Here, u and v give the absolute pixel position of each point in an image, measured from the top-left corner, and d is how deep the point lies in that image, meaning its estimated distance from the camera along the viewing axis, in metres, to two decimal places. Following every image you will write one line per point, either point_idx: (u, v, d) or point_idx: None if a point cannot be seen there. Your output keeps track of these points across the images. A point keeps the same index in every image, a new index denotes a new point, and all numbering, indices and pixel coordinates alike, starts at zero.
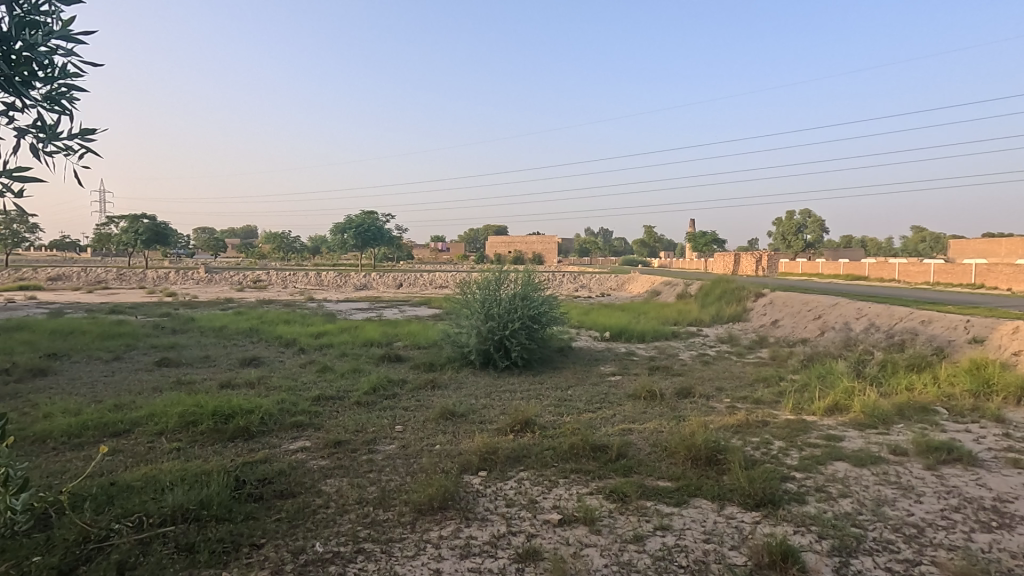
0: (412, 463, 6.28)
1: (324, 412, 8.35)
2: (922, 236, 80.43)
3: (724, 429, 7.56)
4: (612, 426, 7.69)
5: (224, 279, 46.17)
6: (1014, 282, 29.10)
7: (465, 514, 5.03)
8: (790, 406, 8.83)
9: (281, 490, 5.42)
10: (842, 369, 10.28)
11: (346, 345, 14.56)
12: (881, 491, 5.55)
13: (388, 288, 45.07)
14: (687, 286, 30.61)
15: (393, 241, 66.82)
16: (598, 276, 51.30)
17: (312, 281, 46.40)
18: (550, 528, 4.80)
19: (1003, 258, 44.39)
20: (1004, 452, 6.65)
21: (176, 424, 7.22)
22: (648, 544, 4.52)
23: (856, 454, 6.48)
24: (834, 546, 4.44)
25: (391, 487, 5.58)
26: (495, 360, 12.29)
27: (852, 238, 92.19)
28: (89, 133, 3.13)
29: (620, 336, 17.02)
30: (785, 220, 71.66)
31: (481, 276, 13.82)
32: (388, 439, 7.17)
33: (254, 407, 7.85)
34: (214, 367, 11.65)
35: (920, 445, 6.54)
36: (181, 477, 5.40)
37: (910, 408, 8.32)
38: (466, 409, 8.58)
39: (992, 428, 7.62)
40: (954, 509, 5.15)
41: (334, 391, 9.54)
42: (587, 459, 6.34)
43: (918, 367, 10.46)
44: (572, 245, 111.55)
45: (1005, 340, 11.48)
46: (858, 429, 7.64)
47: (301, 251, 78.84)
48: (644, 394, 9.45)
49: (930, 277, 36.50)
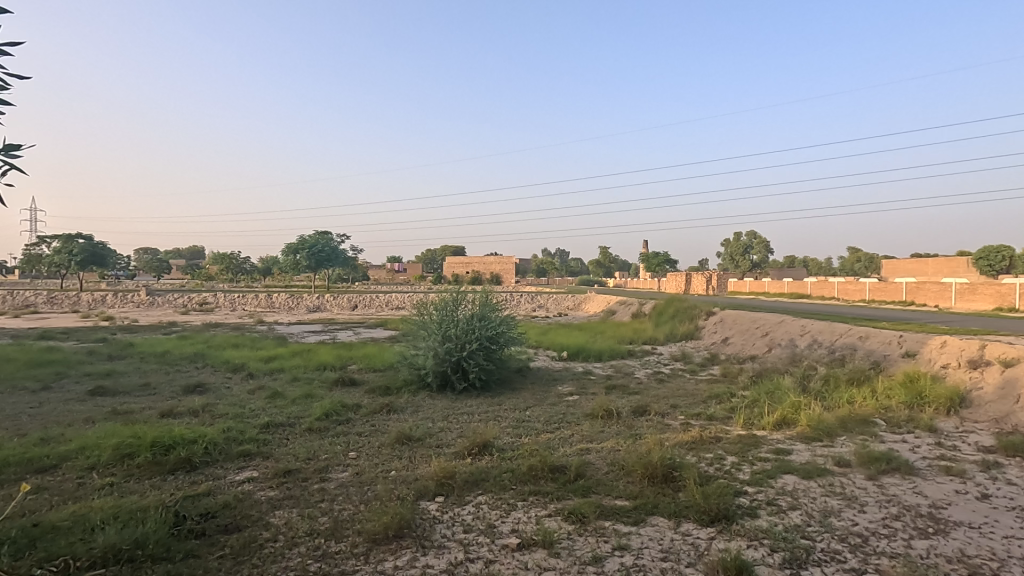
0: (366, 491, 6.08)
1: (273, 440, 8.00)
2: (858, 255, 85.42)
3: (679, 446, 7.69)
4: (570, 447, 7.71)
5: (167, 301, 44.03)
6: (941, 299, 31.19)
7: (421, 542, 4.89)
8: (741, 422, 9.07)
9: (226, 524, 5.14)
10: (788, 385, 10.62)
11: (297, 369, 14.03)
12: (827, 502, 5.74)
13: (343, 310, 44.22)
14: (641, 306, 31.37)
15: (346, 257, 63.94)
16: (557, 295, 51.72)
17: (263, 302, 44.91)
18: (509, 553, 4.72)
19: (930, 277, 47.63)
20: (938, 461, 7.01)
21: (110, 457, 6.77)
22: (607, 565, 4.50)
23: (803, 467, 6.70)
24: (785, 559, 4.54)
25: (344, 517, 5.37)
26: (452, 383, 12.15)
27: (794, 260, 97.49)
28: (12, 151, 2.97)
29: (577, 355, 17.19)
30: (733, 242, 75.05)
31: (437, 297, 13.71)
32: (341, 466, 6.93)
33: (197, 437, 7.46)
34: (154, 396, 10.99)
35: (861, 456, 6.84)
36: (114, 514, 5.05)
37: (851, 421, 8.68)
38: (422, 433, 8.41)
39: (926, 437, 8.04)
40: (894, 517, 5.38)
41: (283, 418, 9.15)
42: (545, 481, 6.31)
43: (858, 381, 10.98)
44: (530, 265, 112.47)
45: (934, 354, 12.17)
46: (805, 442, 7.93)
47: (250, 272, 76.77)
48: (601, 413, 9.53)
49: (866, 295, 38.69)
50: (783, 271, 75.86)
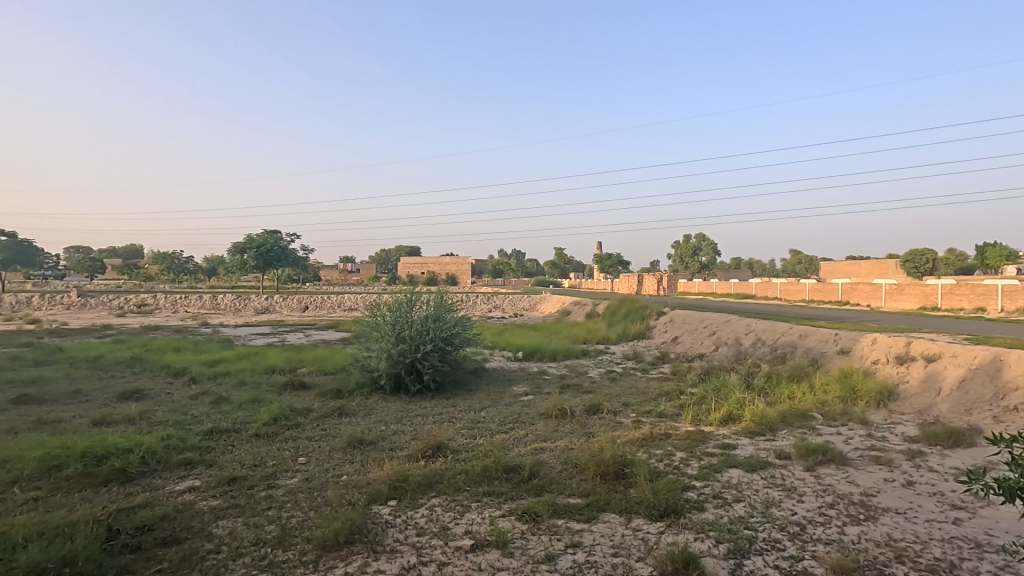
0: (316, 497, 5.92)
1: (217, 447, 7.68)
2: (798, 257, 89.70)
3: (630, 443, 7.86)
4: (524, 446, 7.75)
5: (100, 303, 41.55)
6: (872, 299, 33.14)
7: (373, 547, 4.80)
8: (689, 418, 9.37)
9: (164, 537, 4.90)
10: (734, 382, 11.04)
11: (244, 373, 13.52)
12: (769, 493, 6.00)
13: (293, 311, 42.94)
14: (595, 306, 31.90)
15: (297, 257, 62.16)
16: (513, 296, 51.96)
17: (207, 304, 43.07)
18: (463, 555, 4.70)
19: (863, 278, 50.54)
20: (869, 451, 7.45)
21: (35, 470, 6.33)
22: (560, 563, 4.55)
23: (747, 460, 6.98)
24: (729, 550, 4.72)
25: (292, 525, 5.21)
26: (406, 385, 12.00)
27: (740, 261, 101.42)
28: None
29: (532, 355, 17.31)
30: (682, 244, 77.45)
31: (391, 298, 13.51)
32: (290, 472, 6.72)
33: (133, 446, 7.07)
34: (85, 403, 10.34)
35: (800, 449, 7.18)
36: (38, 531, 4.72)
37: (791, 415, 9.11)
38: (375, 436, 8.26)
39: (858, 429, 8.54)
40: (830, 506, 5.67)
41: (228, 424, 8.79)
42: (499, 481, 6.32)
43: (797, 377, 11.54)
44: (486, 266, 112.45)
45: (866, 350, 12.93)
46: (749, 436, 8.26)
47: (193, 272, 73.45)
48: (555, 412, 9.63)
49: (806, 295, 40.68)
50: (729, 272, 78.79)
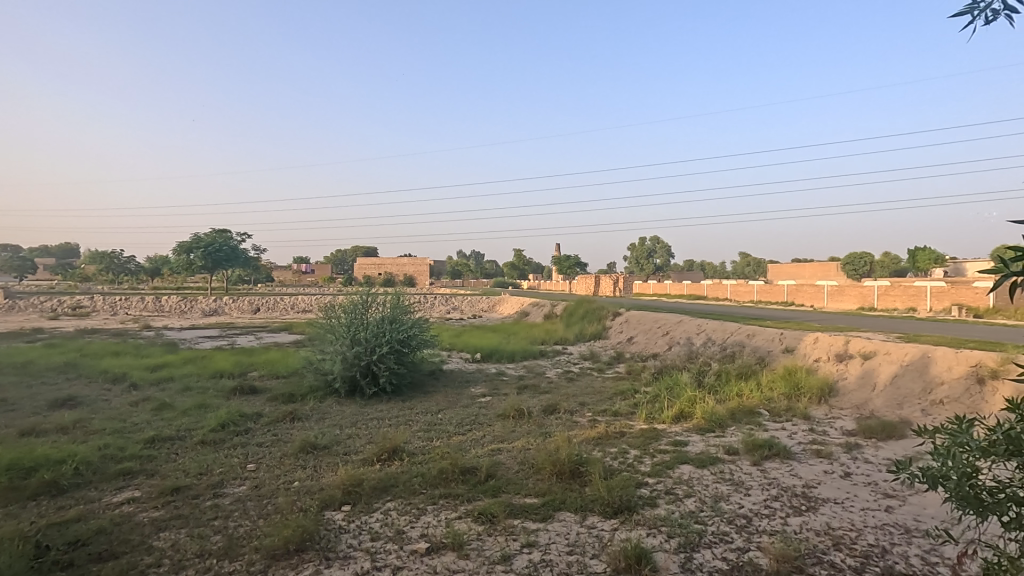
0: (265, 505, 5.74)
1: (159, 455, 7.33)
2: (747, 259, 93.11)
3: (586, 442, 7.97)
4: (481, 447, 7.74)
5: (31, 305, 38.97)
6: (815, 300, 34.75)
7: (325, 554, 4.69)
8: (643, 416, 9.57)
9: (100, 552, 4.64)
10: (686, 381, 11.36)
11: (189, 378, 12.95)
12: (718, 488, 6.20)
13: (244, 313, 41.50)
14: (553, 307, 32.20)
15: (247, 257, 60.10)
16: (472, 297, 51.81)
17: (150, 306, 41.08)
18: (418, 559, 4.65)
19: (807, 279, 52.94)
20: (810, 445, 7.81)
21: None
22: (515, 563, 4.57)
23: (697, 457, 7.19)
24: (680, 544, 4.85)
25: (239, 534, 5.03)
26: (361, 387, 11.78)
27: (693, 263, 104.47)
28: None
29: (490, 357, 17.30)
30: (637, 246, 79.21)
31: (346, 299, 13.23)
32: (238, 480, 6.49)
33: (66, 458, 6.66)
34: (12, 412, 9.67)
35: (747, 444, 7.46)
36: None
37: (740, 412, 9.44)
38: (328, 440, 8.07)
39: (801, 424, 8.94)
40: (774, 498, 5.91)
41: (171, 431, 8.40)
42: (456, 483, 6.29)
43: (745, 375, 11.98)
44: (444, 266, 111.76)
45: (809, 349, 13.55)
46: (700, 433, 8.52)
47: (135, 272, 69.89)
48: (512, 413, 9.66)
49: (754, 295, 42.28)
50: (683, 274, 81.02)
